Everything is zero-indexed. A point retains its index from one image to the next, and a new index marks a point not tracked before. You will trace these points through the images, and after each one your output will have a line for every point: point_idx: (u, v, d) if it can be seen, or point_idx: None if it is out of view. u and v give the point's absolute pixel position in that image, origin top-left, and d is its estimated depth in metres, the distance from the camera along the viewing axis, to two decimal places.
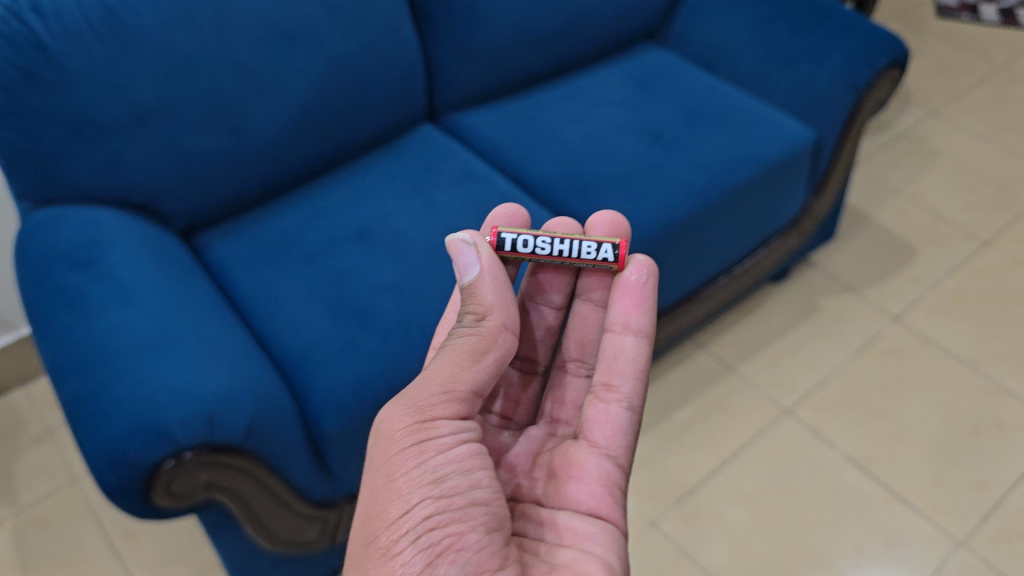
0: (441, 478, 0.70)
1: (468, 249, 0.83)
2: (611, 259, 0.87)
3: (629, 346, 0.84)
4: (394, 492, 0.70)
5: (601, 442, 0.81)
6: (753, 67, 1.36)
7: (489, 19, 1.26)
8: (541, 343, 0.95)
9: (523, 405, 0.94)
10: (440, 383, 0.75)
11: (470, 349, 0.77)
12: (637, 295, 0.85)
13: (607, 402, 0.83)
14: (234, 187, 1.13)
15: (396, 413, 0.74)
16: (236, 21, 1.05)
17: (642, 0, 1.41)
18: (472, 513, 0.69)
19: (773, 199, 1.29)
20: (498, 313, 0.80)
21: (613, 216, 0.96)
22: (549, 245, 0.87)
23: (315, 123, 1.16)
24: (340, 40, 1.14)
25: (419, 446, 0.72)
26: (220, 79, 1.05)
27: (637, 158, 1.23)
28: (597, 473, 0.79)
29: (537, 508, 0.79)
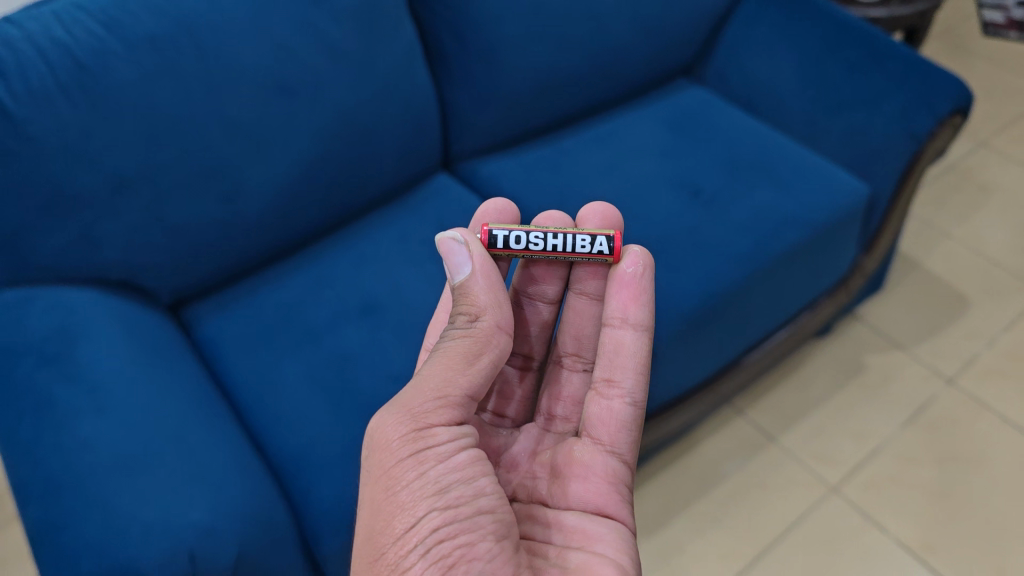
0: (444, 488, 0.66)
1: (460, 248, 0.79)
2: (606, 251, 0.84)
3: (628, 340, 0.83)
4: (397, 507, 0.66)
5: (605, 439, 0.81)
6: (800, 111, 1.24)
7: (511, 61, 1.14)
8: (535, 339, 0.92)
9: (518, 403, 0.92)
10: (433, 390, 0.70)
11: (463, 352, 0.72)
12: (634, 289, 0.84)
13: (609, 398, 0.82)
14: (228, 257, 1.01)
15: (390, 423, 0.69)
16: (227, 74, 0.93)
17: (677, 36, 1.28)
18: (481, 523, 0.65)
19: (821, 262, 1.17)
20: (492, 313, 0.75)
21: (606, 207, 0.91)
22: (543, 240, 0.84)
23: (317, 184, 1.04)
24: (345, 91, 1.02)
25: (417, 456, 0.67)
26: (211, 141, 0.94)
27: (675, 218, 1.11)
28: (603, 470, 0.79)
29: (543, 508, 0.77)
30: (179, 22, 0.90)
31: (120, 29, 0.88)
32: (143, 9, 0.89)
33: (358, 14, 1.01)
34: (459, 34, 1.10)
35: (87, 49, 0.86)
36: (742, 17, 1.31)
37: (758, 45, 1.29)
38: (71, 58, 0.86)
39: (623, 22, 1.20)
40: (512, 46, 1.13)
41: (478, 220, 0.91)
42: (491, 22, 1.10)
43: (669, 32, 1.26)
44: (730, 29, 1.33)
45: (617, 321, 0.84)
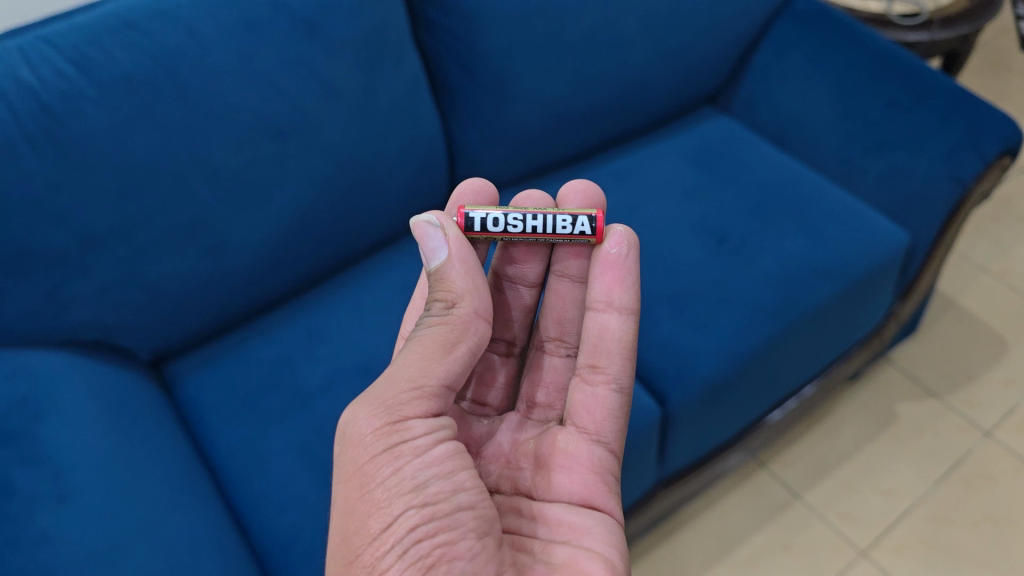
0: (421, 484, 0.62)
1: (434, 232, 0.72)
2: (589, 232, 0.80)
3: (614, 324, 0.79)
4: (372, 506, 0.62)
5: (590, 428, 0.78)
6: (832, 149, 1.15)
7: (523, 95, 1.05)
8: (515, 323, 0.89)
9: (499, 389, 0.89)
10: (407, 381, 0.65)
11: (439, 340, 0.67)
12: (620, 270, 0.80)
13: (594, 385, 0.79)
14: (214, 311, 0.94)
15: (362, 417, 0.64)
16: (209, 116, 0.85)
17: (701, 65, 1.19)
18: (461, 520, 0.61)
19: (854, 316, 1.08)
20: (469, 297, 0.70)
21: (588, 185, 0.87)
22: (521, 221, 0.80)
23: (311, 231, 0.96)
24: (341, 131, 0.94)
25: (392, 451, 0.63)
26: (192, 188, 0.86)
27: (698, 268, 1.02)
28: (588, 460, 0.76)
29: (527, 503, 0.75)
30: (157, 60, 0.82)
31: (92, 68, 0.80)
32: (119, 46, 0.81)
33: (357, 47, 0.93)
34: (467, 67, 1.02)
35: (55, 91, 0.78)
36: (774, 42, 1.22)
37: (789, 74, 1.20)
38: (37, 102, 0.78)
39: (645, 50, 1.11)
40: (524, 80, 1.04)
41: (454, 201, 0.86)
42: (502, 53, 1.01)
43: (692, 60, 1.18)
44: (760, 55, 1.24)
45: (601, 305, 0.79)
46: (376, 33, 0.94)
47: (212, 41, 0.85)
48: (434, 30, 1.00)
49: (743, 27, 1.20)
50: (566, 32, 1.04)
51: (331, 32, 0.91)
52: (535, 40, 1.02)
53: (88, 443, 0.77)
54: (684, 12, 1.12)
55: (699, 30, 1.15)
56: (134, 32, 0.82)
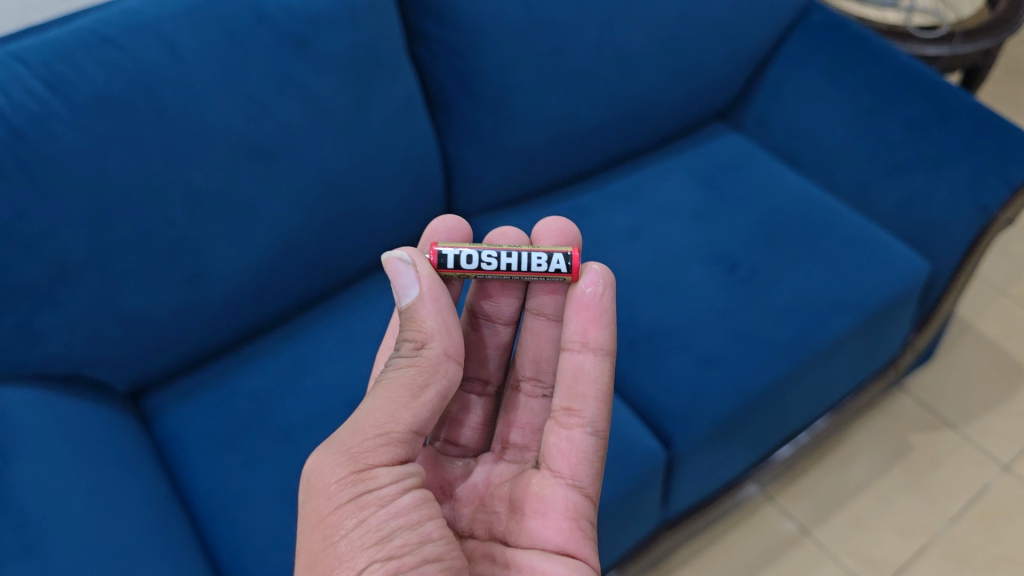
0: (385, 535, 0.57)
1: (406, 269, 0.69)
2: (565, 270, 0.74)
3: (589, 366, 0.74)
4: (334, 560, 0.57)
5: (565, 472, 0.72)
6: (848, 171, 1.10)
7: (523, 113, 1.00)
8: (489, 361, 0.83)
9: (473, 430, 0.82)
10: (374, 426, 0.61)
11: (406, 383, 0.63)
12: (596, 310, 0.74)
13: (569, 428, 0.73)
14: (195, 341, 0.89)
15: (326, 465, 0.60)
16: (191, 138, 0.80)
17: (712, 81, 1.14)
18: (427, 573, 0.56)
19: (870, 348, 1.03)
20: (440, 339, 0.67)
21: (567, 223, 0.81)
22: (496, 258, 0.74)
23: (299, 257, 0.91)
24: (331, 152, 0.89)
25: (356, 502, 0.59)
26: (171, 213, 0.81)
27: (705, 298, 0.97)
28: (563, 506, 0.70)
29: (501, 548, 0.69)
30: (135, 78, 0.77)
31: (65, 86, 0.75)
32: (93, 63, 0.76)
33: (348, 64, 0.88)
34: (465, 82, 0.97)
35: (24, 112, 0.73)
36: (788, 57, 1.17)
37: (804, 90, 1.14)
38: (4, 124, 0.72)
39: (651, 65, 1.06)
40: (525, 96, 0.99)
41: (427, 239, 0.80)
42: (502, 69, 0.96)
43: (702, 75, 1.12)
44: (773, 70, 1.19)
45: (576, 344, 0.74)
46: (368, 48, 0.89)
47: (193, 57, 0.80)
48: (431, 44, 0.95)
49: (755, 40, 1.14)
50: (570, 46, 0.99)
51: (321, 47, 0.86)
52: (536, 55, 0.97)
53: (54, 485, 0.72)
54: (694, 25, 1.07)
55: (709, 44, 1.10)
56: (111, 48, 0.77)
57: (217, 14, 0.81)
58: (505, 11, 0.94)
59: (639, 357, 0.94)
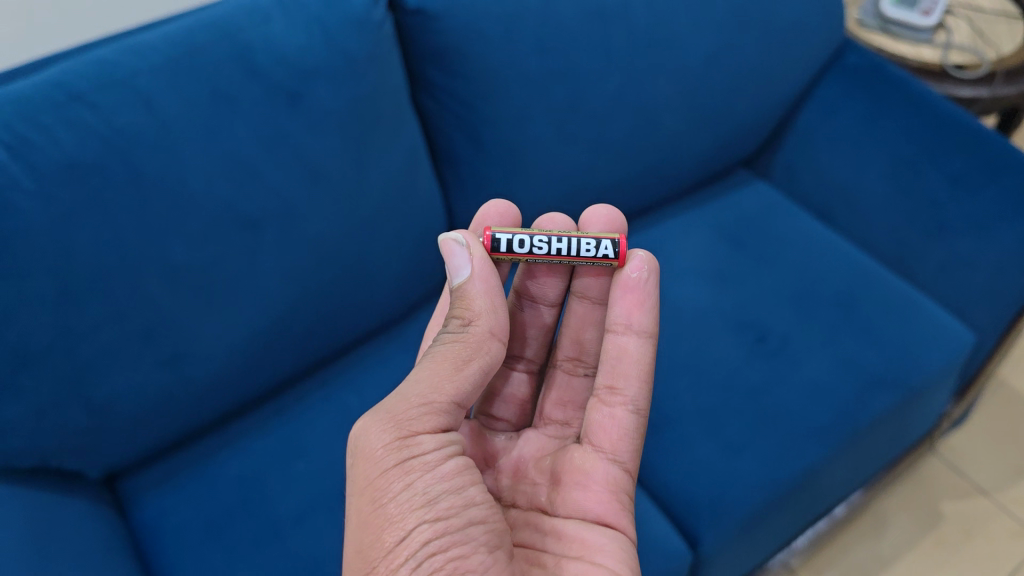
0: (432, 499, 0.59)
1: (460, 249, 0.70)
2: (611, 255, 0.75)
3: (633, 347, 0.76)
4: (385, 520, 0.58)
5: (606, 447, 0.74)
6: (882, 226, 1.03)
7: (537, 167, 0.92)
8: (533, 342, 0.86)
9: (512, 404, 0.86)
10: (417, 397, 0.62)
11: (450, 358, 0.65)
12: (640, 294, 0.76)
13: (612, 405, 0.75)
14: (175, 423, 0.81)
15: (373, 432, 0.61)
16: (172, 206, 0.72)
17: (739, 128, 1.07)
18: (472, 534, 0.58)
19: (906, 425, 0.96)
20: (485, 316, 0.68)
21: (612, 209, 0.82)
22: (546, 243, 0.75)
23: (291, 328, 0.84)
24: (328, 217, 0.81)
25: (402, 466, 0.59)
26: (147, 290, 0.73)
27: (734, 372, 0.90)
28: (602, 479, 0.72)
29: (542, 517, 0.72)
30: (106, 139, 0.69)
31: (28, 151, 0.67)
32: (61, 123, 0.68)
33: (347, 119, 0.79)
34: (473, 134, 0.89)
35: None
36: (820, 101, 1.10)
37: (838, 139, 1.07)
38: None
39: (675, 113, 0.98)
40: (539, 149, 0.91)
41: (478, 222, 0.80)
42: (514, 120, 0.88)
43: (729, 122, 1.05)
44: (805, 115, 1.12)
45: (621, 327, 0.76)
46: (369, 101, 0.80)
47: (172, 115, 0.72)
48: (438, 93, 0.86)
49: (786, 85, 1.07)
50: (588, 95, 0.91)
51: (314, 101, 0.77)
52: (552, 105, 0.89)
53: (19, 574, 0.61)
54: (722, 70, 0.99)
55: (738, 89, 1.02)
56: (81, 105, 0.69)
57: (198, 66, 0.73)
58: (519, 57, 0.85)
59: (662, 440, 0.86)
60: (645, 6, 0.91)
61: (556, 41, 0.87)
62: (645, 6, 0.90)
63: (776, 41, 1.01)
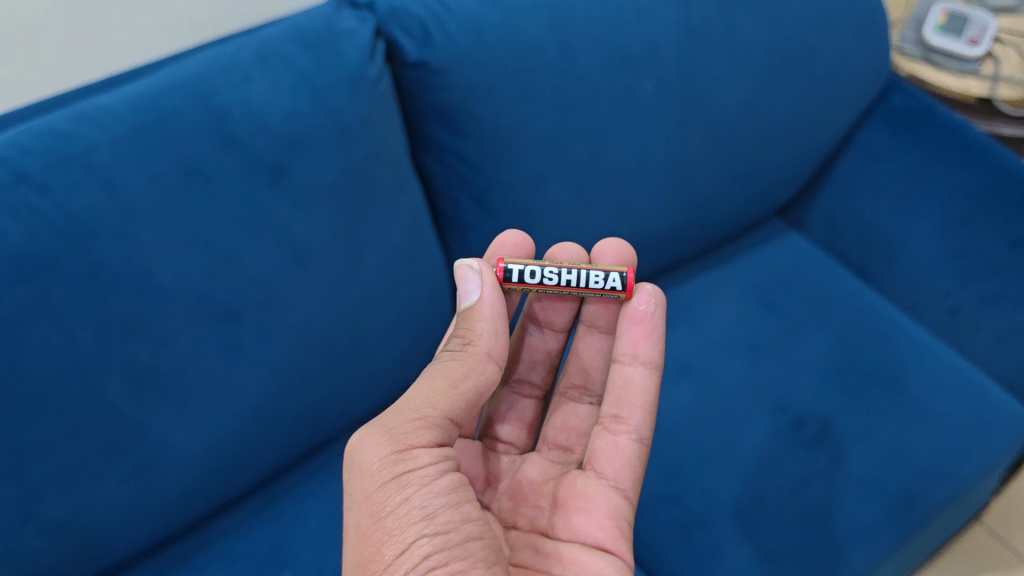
0: (430, 512, 0.52)
1: (473, 275, 0.65)
2: (619, 289, 0.68)
3: (638, 378, 0.69)
4: (383, 534, 0.51)
5: (608, 473, 0.67)
6: (935, 289, 0.94)
7: (553, 233, 0.83)
8: (538, 367, 0.78)
9: (516, 427, 0.77)
10: (411, 410, 0.56)
11: (446, 376, 0.59)
12: (648, 325, 0.69)
13: (615, 434, 0.69)
14: (145, 535, 0.71)
15: (365, 444, 0.55)
16: (135, 302, 0.63)
17: (772, 180, 0.97)
18: (472, 550, 0.52)
19: (956, 516, 0.86)
20: (486, 337, 0.63)
21: (624, 245, 0.74)
22: (557, 275, 0.68)
23: (276, 423, 0.75)
24: (317, 302, 0.72)
25: (399, 480, 0.53)
26: (107, 398, 0.63)
27: (772, 464, 0.81)
28: (603, 505, 0.65)
29: (541, 541, 0.64)
30: (56, 229, 0.59)
31: None
32: (4, 211, 0.58)
33: (340, 192, 0.69)
34: (482, 199, 0.79)
35: None
36: (863, 148, 1.01)
37: (883, 193, 0.98)
38: None
39: (707, 168, 0.89)
40: (556, 214, 0.82)
41: (491, 253, 0.72)
42: (529, 183, 0.79)
43: (764, 172, 0.95)
44: (845, 163, 1.03)
45: (627, 357, 0.69)
46: (363, 169, 0.70)
47: (135, 197, 0.62)
48: (445, 155, 0.77)
49: (827, 130, 0.97)
50: (613, 153, 0.81)
51: (301, 174, 0.67)
52: (572, 166, 0.79)
53: None
54: (758, 118, 0.89)
55: (776, 137, 0.92)
56: (30, 189, 0.59)
57: (166, 137, 0.63)
58: (537, 115, 0.75)
59: (691, 543, 0.77)
60: (678, 53, 0.80)
61: (578, 96, 0.76)
62: (677, 52, 0.80)
63: (818, 85, 0.91)
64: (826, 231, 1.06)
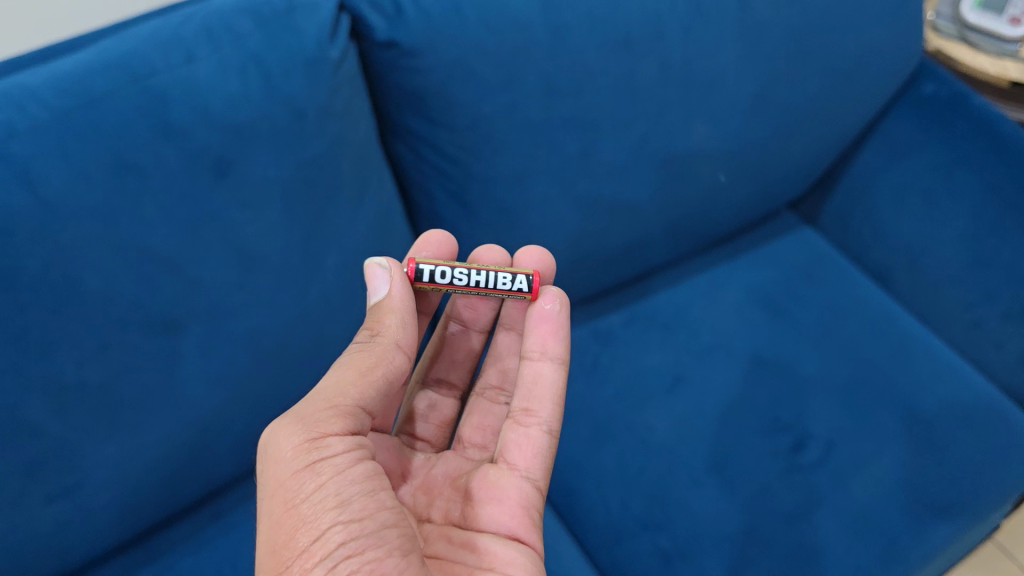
0: (345, 498, 0.46)
1: (380, 272, 0.58)
2: (526, 291, 0.62)
3: (546, 373, 0.62)
4: (296, 522, 0.45)
5: (519, 464, 0.59)
6: (956, 300, 0.89)
7: (536, 231, 0.76)
8: (455, 365, 0.71)
9: (433, 426, 0.70)
10: (325, 397, 0.50)
11: (358, 365, 0.52)
12: (554, 323, 0.62)
13: (526, 426, 0.61)
14: (82, 552, 0.66)
15: (278, 435, 0.49)
16: (56, 311, 0.55)
17: (783, 172, 0.90)
18: (388, 537, 0.45)
19: (958, 549, 0.80)
20: (394, 328, 0.55)
21: (543, 252, 0.68)
22: (466, 276, 0.61)
23: (226, 432, 0.69)
24: (268, 308, 0.65)
25: (313, 468, 0.47)
26: (27, 415, 0.57)
27: (766, 489, 0.76)
28: (515, 495, 0.57)
29: (454, 530, 0.57)
30: None
31: None
32: None
33: (295, 190, 0.62)
34: (461, 195, 0.72)
35: None
36: (890, 142, 0.94)
37: (908, 191, 0.92)
38: None
39: (713, 162, 0.81)
40: (542, 212, 0.74)
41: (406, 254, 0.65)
42: (511, 178, 0.71)
43: (775, 165, 0.87)
44: (867, 156, 0.96)
45: (535, 351, 0.62)
46: (321, 163, 0.63)
47: (55, 193, 0.53)
48: (420, 145, 0.69)
49: (848, 119, 0.89)
50: (608, 147, 0.73)
51: (248, 170, 0.60)
52: (562, 161, 0.72)
53: None
54: (773, 106, 0.81)
55: (791, 128, 0.84)
56: None
57: (94, 126, 0.54)
58: (522, 104, 0.67)
59: None
60: (686, 36, 0.72)
61: (570, 83, 0.68)
62: (685, 34, 0.72)
63: (841, 71, 0.83)
64: (842, 228, 1.00)
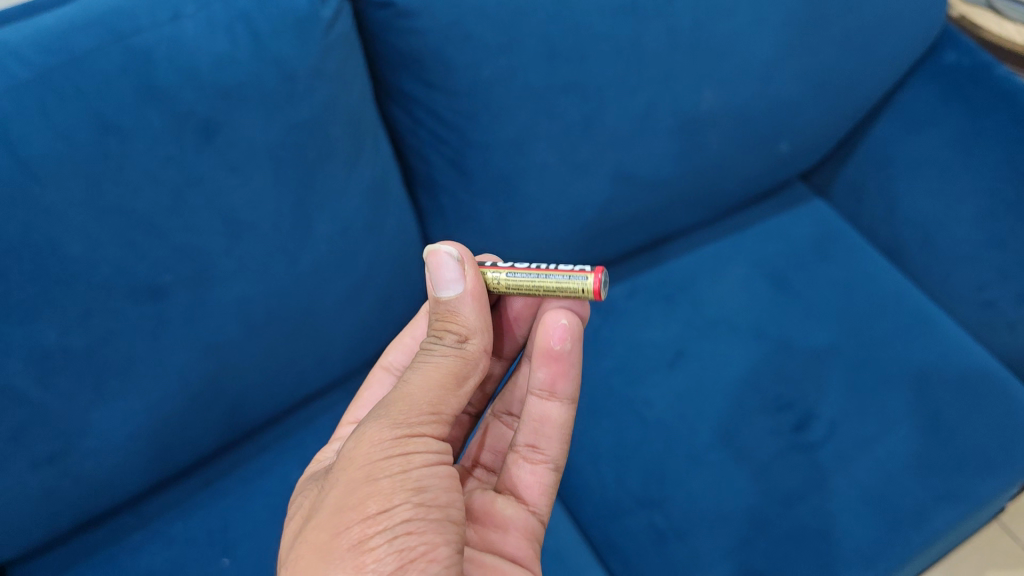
0: (422, 485, 0.45)
1: (450, 261, 0.52)
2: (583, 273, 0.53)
3: (552, 412, 0.60)
4: (370, 491, 0.43)
5: (525, 498, 0.60)
6: (968, 277, 0.87)
7: (536, 201, 0.74)
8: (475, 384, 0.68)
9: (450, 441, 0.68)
10: (426, 397, 0.48)
11: (451, 369, 0.50)
12: (563, 363, 0.59)
13: (532, 461, 0.60)
14: (68, 515, 0.65)
15: (371, 421, 0.47)
16: (34, 275, 0.54)
17: (796, 142, 0.87)
18: (449, 528, 0.44)
19: (959, 533, 0.78)
20: (479, 330, 0.53)
21: None
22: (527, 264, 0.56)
23: (216, 398, 0.68)
24: (257, 275, 0.64)
25: (405, 454, 0.45)
26: (10, 382, 0.56)
27: (766, 469, 0.75)
28: (522, 525, 0.58)
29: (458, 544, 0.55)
30: None
31: None
32: None
33: (285, 155, 0.60)
34: (458, 161, 0.70)
35: None
36: (908, 112, 0.91)
37: (925, 164, 0.89)
38: None
39: (722, 130, 0.79)
40: (542, 181, 0.72)
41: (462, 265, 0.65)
42: (512, 146, 0.69)
43: (786, 134, 0.85)
44: (884, 128, 0.93)
45: (542, 391, 0.60)
46: (312, 127, 0.61)
47: (35, 153, 0.51)
48: (416, 109, 0.67)
49: (865, 87, 0.86)
50: (611, 115, 0.71)
51: (237, 134, 0.58)
52: (563, 128, 0.70)
53: None
54: (788, 73, 0.78)
55: (807, 95, 0.81)
56: None
57: (76, 85, 0.51)
58: (523, 68, 0.65)
59: (670, 555, 0.71)
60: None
61: (574, 47, 0.65)
62: None
63: (858, 38, 0.80)
64: (855, 201, 0.98)
